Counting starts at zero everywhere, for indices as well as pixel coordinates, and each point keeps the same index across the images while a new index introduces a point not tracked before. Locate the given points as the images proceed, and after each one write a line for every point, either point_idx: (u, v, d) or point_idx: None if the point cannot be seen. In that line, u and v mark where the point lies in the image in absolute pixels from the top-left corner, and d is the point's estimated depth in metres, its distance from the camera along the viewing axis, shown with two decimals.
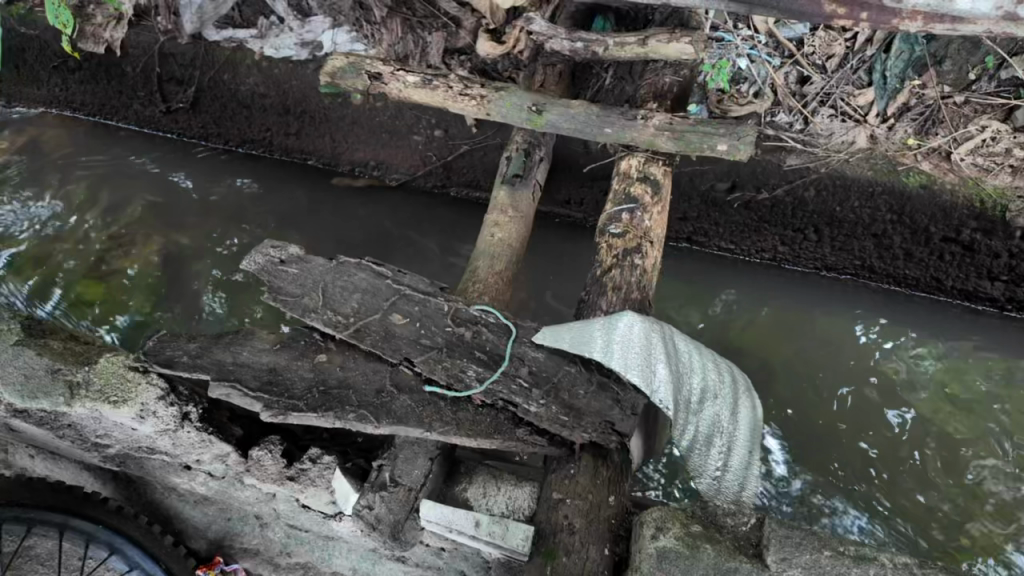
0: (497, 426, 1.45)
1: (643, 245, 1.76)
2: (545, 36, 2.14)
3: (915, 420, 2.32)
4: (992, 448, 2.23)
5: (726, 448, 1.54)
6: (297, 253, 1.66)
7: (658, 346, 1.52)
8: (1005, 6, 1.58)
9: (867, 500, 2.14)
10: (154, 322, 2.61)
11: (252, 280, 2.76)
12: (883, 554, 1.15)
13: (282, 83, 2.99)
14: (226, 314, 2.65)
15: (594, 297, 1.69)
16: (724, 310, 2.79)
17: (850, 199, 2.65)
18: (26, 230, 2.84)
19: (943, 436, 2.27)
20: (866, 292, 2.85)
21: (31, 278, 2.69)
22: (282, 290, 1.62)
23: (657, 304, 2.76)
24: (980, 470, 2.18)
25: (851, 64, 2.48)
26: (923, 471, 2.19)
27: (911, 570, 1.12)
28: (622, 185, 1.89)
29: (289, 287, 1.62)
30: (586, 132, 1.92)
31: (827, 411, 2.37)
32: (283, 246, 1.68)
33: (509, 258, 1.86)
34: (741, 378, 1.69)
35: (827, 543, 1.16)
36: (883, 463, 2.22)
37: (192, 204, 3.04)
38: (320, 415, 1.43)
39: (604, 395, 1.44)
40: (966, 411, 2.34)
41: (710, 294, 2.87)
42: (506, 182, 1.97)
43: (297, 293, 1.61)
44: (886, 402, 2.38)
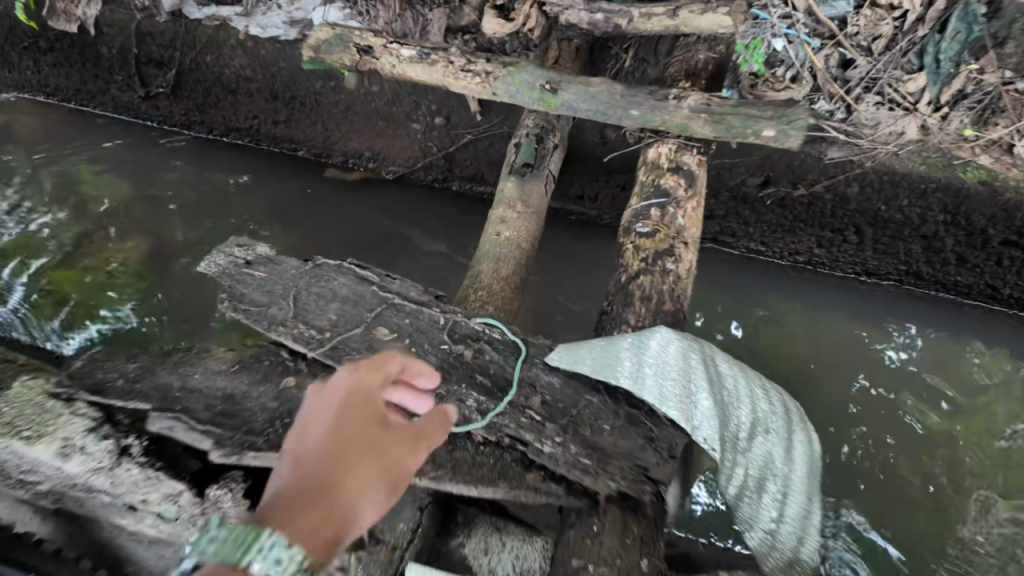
0: (503, 470, 1.17)
1: (676, 247, 1.49)
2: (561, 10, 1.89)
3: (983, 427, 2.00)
4: None
5: (781, 495, 1.28)
6: (266, 254, 1.42)
7: (699, 371, 1.28)
8: None
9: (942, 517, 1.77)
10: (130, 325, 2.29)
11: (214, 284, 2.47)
12: None
13: (270, 66, 2.71)
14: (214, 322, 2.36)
15: (618, 308, 1.43)
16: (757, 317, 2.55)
17: (898, 197, 2.36)
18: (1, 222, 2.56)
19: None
20: (908, 300, 2.60)
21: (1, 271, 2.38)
22: (244, 298, 1.35)
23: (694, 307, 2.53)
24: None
25: (900, 46, 2.19)
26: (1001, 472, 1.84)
27: None
28: (649, 177, 1.61)
29: (253, 294, 1.36)
30: (609, 116, 1.64)
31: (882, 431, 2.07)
32: (250, 245, 1.43)
33: (519, 261, 1.59)
34: (795, 406, 1.44)
35: None
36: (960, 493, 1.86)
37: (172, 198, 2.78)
38: (284, 456, 1.13)
39: (633, 432, 1.20)
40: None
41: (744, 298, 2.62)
42: (515, 173, 1.71)
43: (262, 302, 1.35)
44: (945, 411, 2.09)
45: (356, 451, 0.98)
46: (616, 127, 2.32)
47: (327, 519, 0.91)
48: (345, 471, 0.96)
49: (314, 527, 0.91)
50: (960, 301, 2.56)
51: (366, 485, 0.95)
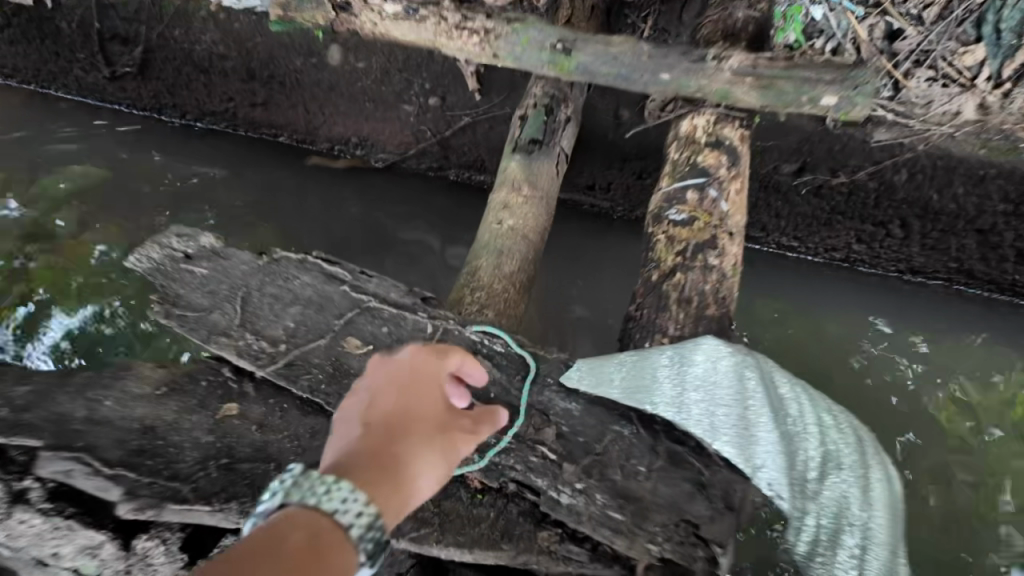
0: (507, 529, 0.96)
1: (719, 238, 1.22)
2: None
3: None
4: None
5: (862, 551, 0.99)
6: (211, 246, 1.14)
7: (758, 395, 1.00)
8: None
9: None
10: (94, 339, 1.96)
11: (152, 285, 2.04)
12: None
13: (245, 41, 2.43)
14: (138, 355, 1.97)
15: (649, 314, 1.16)
16: (801, 320, 2.24)
17: (953, 184, 2.09)
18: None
19: None
20: (959, 302, 2.31)
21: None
22: (183, 301, 1.09)
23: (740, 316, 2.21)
24: None
25: (956, 15, 1.84)
26: None
27: None
28: (683, 153, 1.33)
29: (194, 296, 1.09)
30: (634, 81, 1.37)
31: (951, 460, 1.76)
32: (192, 236, 1.14)
33: (526, 256, 1.31)
34: (869, 436, 1.16)
35: None
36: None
37: (140, 190, 2.52)
38: (216, 510, 0.92)
39: (675, 475, 0.96)
40: None
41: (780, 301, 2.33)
42: (520, 149, 1.43)
43: (203, 306, 1.08)
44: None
45: (420, 426, 0.84)
46: (632, 106, 2.04)
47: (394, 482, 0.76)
48: (407, 440, 0.82)
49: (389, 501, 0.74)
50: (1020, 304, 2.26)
51: (430, 461, 0.81)
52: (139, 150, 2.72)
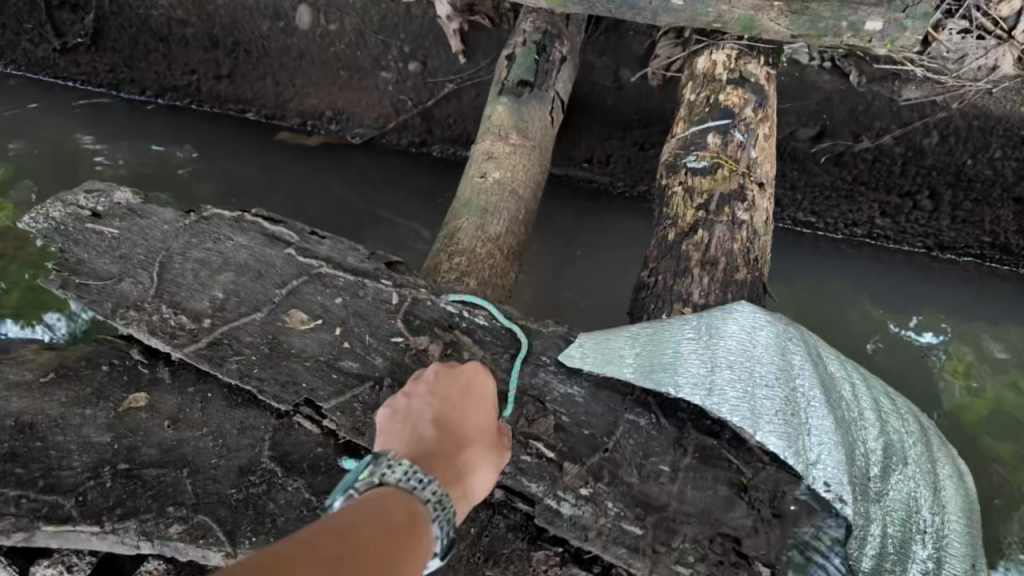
0: (490, 544, 0.79)
1: (748, 188, 1.01)
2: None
3: None
4: None
5: (935, 565, 0.79)
6: (126, 203, 1.04)
7: (805, 371, 0.81)
8: None
9: None
10: None
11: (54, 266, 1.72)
12: None
13: (205, 5, 2.25)
14: None
15: (666, 280, 0.95)
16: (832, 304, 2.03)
17: (990, 148, 1.89)
18: None
19: None
20: (996, 280, 2.08)
21: None
22: (87, 266, 0.98)
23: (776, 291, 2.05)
24: None
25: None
26: None
27: None
28: (702, 93, 1.12)
29: (101, 260, 0.99)
30: (639, 10, 1.16)
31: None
32: (103, 193, 1.05)
33: (517, 217, 1.12)
34: (930, 426, 0.95)
35: None
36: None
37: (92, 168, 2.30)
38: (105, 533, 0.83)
39: (705, 473, 0.79)
40: None
41: (806, 283, 2.10)
42: (508, 93, 1.21)
43: (111, 274, 0.97)
44: None
45: (479, 430, 0.75)
46: (633, 66, 1.84)
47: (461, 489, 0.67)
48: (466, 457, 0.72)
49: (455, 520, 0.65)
50: None
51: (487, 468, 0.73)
52: (90, 127, 2.50)
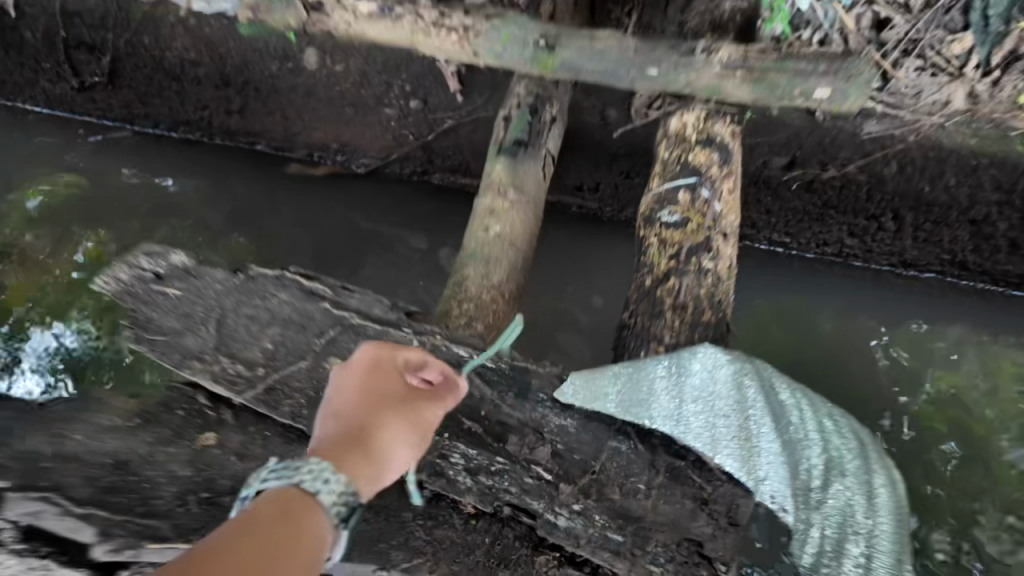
0: (503, 554, 0.90)
1: (713, 238, 1.18)
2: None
3: None
4: None
5: (867, 561, 0.92)
6: (182, 265, 1.19)
7: (757, 403, 0.99)
8: None
9: None
10: None
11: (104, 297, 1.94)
12: None
13: (217, 45, 2.36)
14: None
15: (644, 320, 1.12)
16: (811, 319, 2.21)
17: (945, 175, 2.07)
18: None
19: None
20: (953, 293, 2.30)
21: None
22: (155, 325, 1.14)
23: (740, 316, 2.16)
24: None
25: (943, 3, 1.77)
26: None
27: None
28: (674, 153, 1.28)
29: (166, 319, 1.15)
30: (618, 77, 1.32)
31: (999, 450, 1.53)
32: (159, 255, 1.19)
33: (516, 265, 1.28)
34: (869, 441, 1.13)
35: None
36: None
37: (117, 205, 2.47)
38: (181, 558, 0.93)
39: (676, 490, 0.95)
40: None
41: (786, 299, 2.29)
42: (505, 153, 1.38)
43: (174, 329, 1.14)
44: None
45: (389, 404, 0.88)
46: (618, 104, 1.97)
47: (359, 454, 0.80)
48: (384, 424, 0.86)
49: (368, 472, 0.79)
50: (1011, 296, 2.28)
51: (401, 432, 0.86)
52: (110, 162, 2.67)
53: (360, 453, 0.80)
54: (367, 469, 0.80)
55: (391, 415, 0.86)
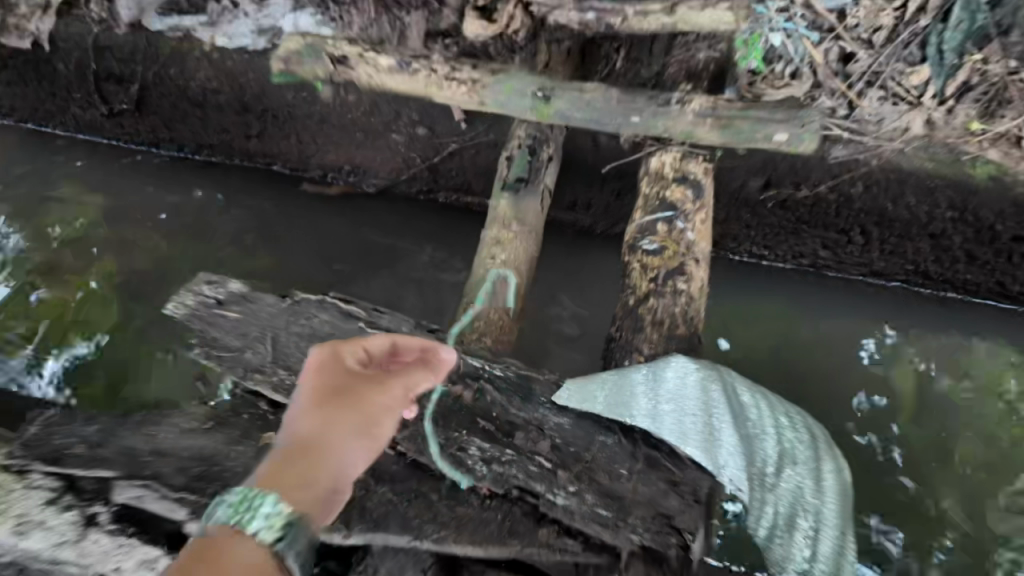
0: (512, 527, 1.06)
1: (686, 264, 1.38)
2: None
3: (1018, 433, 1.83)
4: None
5: (814, 532, 1.16)
6: (239, 291, 1.40)
7: (720, 403, 1.18)
8: None
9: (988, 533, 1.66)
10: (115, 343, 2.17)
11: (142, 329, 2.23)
12: None
13: (237, 77, 2.54)
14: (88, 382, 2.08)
15: (627, 334, 1.33)
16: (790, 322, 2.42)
17: (905, 195, 2.28)
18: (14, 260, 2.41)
19: None
20: (916, 299, 2.52)
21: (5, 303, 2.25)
22: (220, 343, 1.35)
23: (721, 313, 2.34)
24: None
25: (903, 38, 2.02)
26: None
27: None
28: (654, 189, 1.50)
29: (228, 338, 1.35)
30: (605, 123, 1.54)
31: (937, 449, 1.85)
32: (220, 283, 1.41)
33: (519, 286, 1.49)
34: (820, 430, 1.34)
35: None
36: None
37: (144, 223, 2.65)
38: None
39: (653, 475, 1.10)
40: None
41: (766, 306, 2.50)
42: (508, 188, 1.59)
43: (236, 347, 1.34)
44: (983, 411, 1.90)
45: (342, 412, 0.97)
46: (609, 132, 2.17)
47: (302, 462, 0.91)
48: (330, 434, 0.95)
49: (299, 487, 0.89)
50: (970, 301, 2.49)
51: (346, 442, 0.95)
52: (136, 183, 2.86)
53: (301, 460, 0.91)
54: (310, 473, 0.91)
55: (336, 426, 0.95)
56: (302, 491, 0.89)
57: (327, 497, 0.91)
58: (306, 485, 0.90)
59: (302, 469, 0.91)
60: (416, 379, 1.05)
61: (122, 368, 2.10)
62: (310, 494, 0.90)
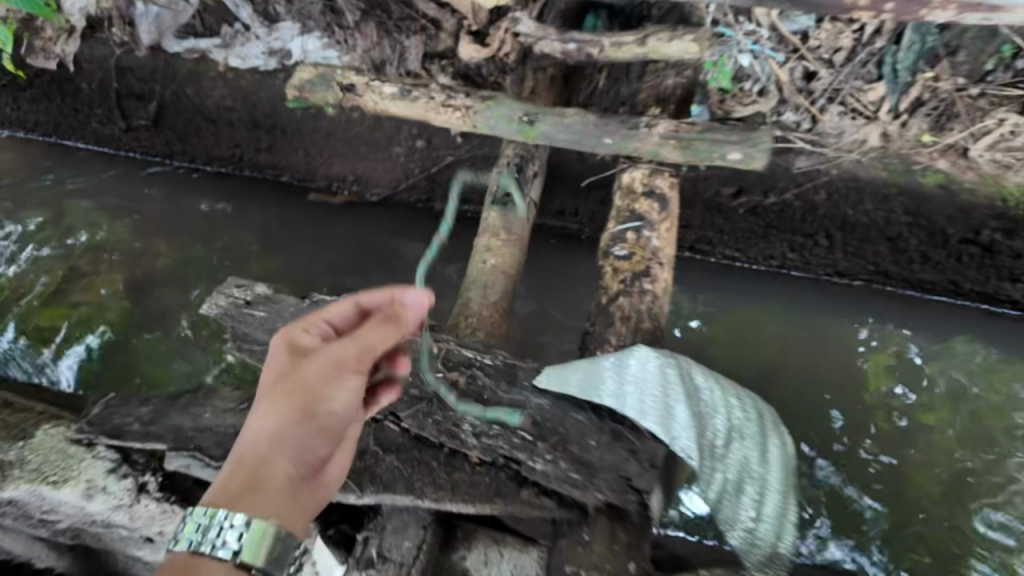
0: (498, 488, 1.30)
1: (652, 267, 1.59)
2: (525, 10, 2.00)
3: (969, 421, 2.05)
4: None
5: (758, 495, 1.39)
6: (265, 293, 1.61)
7: (676, 384, 1.38)
8: None
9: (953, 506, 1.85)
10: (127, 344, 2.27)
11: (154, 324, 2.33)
12: None
13: (249, 95, 2.64)
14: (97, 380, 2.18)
15: (599, 328, 1.53)
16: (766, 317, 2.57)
17: (863, 202, 2.41)
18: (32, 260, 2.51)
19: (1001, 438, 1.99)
20: (881, 298, 2.61)
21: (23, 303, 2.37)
22: (248, 337, 1.57)
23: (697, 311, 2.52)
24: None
25: (860, 58, 2.28)
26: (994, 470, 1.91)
27: None
28: (625, 202, 1.70)
29: (256, 333, 1.57)
30: (583, 144, 1.74)
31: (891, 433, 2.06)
32: (247, 287, 1.62)
33: (507, 288, 1.69)
34: (768, 410, 1.54)
35: None
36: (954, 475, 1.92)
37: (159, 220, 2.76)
38: None
39: (618, 446, 1.28)
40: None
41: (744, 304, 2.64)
42: (498, 203, 1.80)
43: (265, 341, 1.56)
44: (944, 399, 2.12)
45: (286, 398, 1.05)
46: None
47: (250, 458, 1.02)
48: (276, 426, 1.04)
49: (252, 486, 0.99)
50: (926, 297, 2.58)
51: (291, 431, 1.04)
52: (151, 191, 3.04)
53: (248, 458, 1.01)
54: (257, 470, 1.01)
55: (278, 419, 1.04)
56: (251, 490, 0.99)
57: (282, 487, 1.02)
58: (254, 483, 1.00)
59: (250, 467, 1.01)
60: (359, 343, 1.09)
61: (135, 365, 2.21)
62: (266, 492, 1.00)
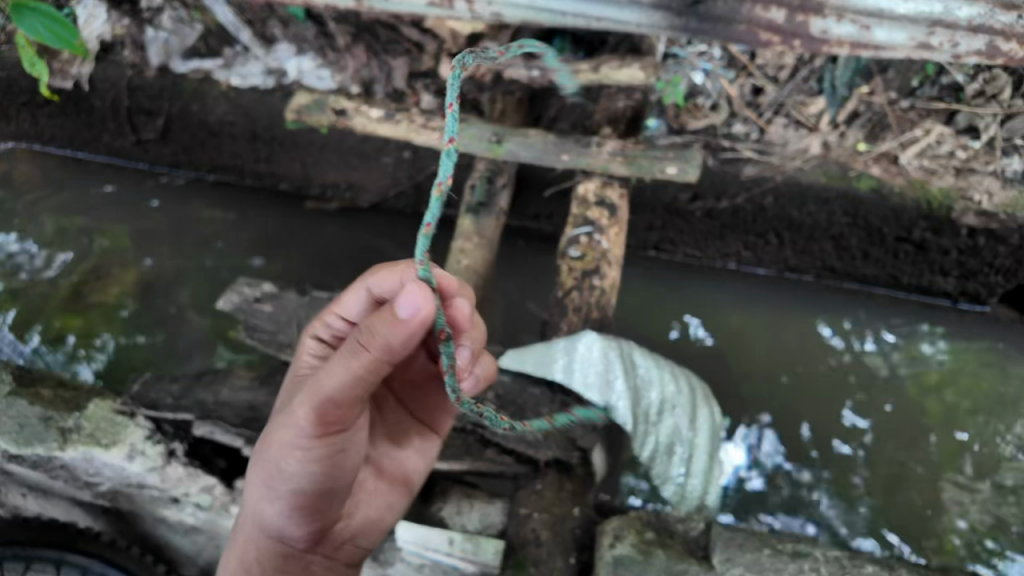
0: (467, 448, 1.60)
1: (601, 266, 1.91)
2: (498, 36, 2.24)
3: (889, 408, 2.33)
4: (969, 419, 2.30)
5: (687, 455, 1.71)
6: (271, 291, 1.89)
7: (616, 363, 1.67)
8: (918, 36, 1.76)
9: (867, 482, 2.16)
10: (141, 345, 2.50)
11: (168, 325, 2.57)
12: (817, 551, 1.46)
13: (250, 112, 2.70)
14: (112, 375, 2.41)
15: (555, 317, 1.85)
16: (728, 300, 2.71)
17: (807, 204, 2.45)
18: (49, 267, 2.70)
19: (915, 423, 2.29)
20: (829, 292, 2.69)
21: (43, 306, 2.56)
22: (258, 328, 1.85)
23: (649, 300, 2.70)
24: (950, 448, 2.24)
25: (801, 74, 2.41)
26: (901, 452, 2.23)
27: (840, 562, 1.44)
28: (580, 210, 2.02)
29: (264, 325, 1.85)
30: (543, 160, 2.10)
31: (824, 425, 2.30)
32: (256, 285, 1.90)
33: (476, 283, 1.98)
34: (701, 386, 1.83)
35: (764, 547, 1.45)
36: (872, 453, 2.23)
37: (162, 220, 2.94)
38: None
39: (565, 413, 1.64)
40: (941, 405, 2.34)
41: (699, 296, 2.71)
42: (472, 210, 2.08)
43: (271, 330, 1.83)
44: (867, 387, 2.40)
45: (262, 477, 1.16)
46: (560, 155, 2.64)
47: (254, 531, 1.20)
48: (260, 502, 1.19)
49: (248, 558, 1.20)
50: (871, 292, 2.68)
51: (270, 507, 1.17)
52: None
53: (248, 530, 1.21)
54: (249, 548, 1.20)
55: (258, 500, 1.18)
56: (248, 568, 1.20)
57: (275, 560, 1.20)
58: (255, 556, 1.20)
59: (251, 542, 1.21)
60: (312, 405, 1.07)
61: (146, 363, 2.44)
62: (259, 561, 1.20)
